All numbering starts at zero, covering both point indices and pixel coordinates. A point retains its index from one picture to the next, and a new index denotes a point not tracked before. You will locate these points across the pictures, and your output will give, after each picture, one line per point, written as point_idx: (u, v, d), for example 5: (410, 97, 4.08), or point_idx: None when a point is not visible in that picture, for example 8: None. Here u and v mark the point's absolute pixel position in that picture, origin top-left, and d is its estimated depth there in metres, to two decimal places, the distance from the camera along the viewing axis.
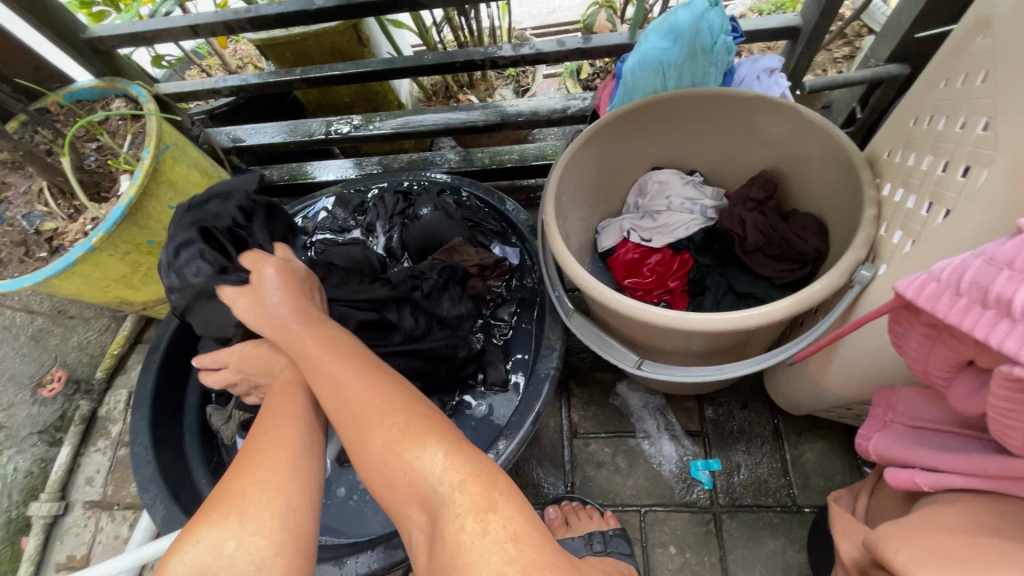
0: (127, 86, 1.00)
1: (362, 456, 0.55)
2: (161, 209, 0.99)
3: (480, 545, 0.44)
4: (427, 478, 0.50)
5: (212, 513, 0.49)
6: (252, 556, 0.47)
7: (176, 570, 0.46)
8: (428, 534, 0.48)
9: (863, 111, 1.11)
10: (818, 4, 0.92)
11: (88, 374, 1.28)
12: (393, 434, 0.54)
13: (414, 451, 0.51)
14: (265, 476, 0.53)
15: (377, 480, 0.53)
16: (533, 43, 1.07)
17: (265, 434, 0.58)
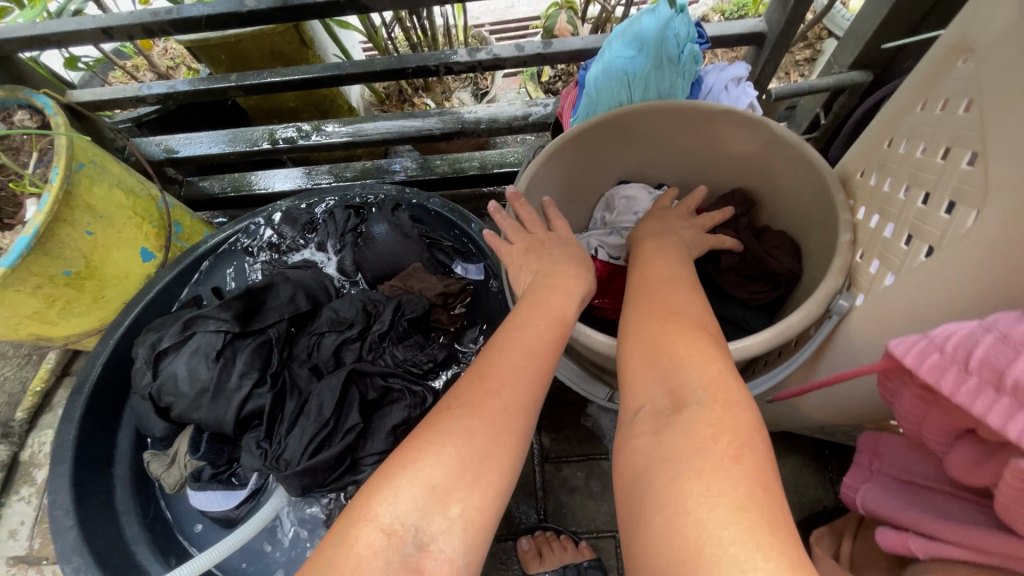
0: (31, 97, 0.88)
1: (638, 346, 0.52)
2: (78, 235, 0.88)
3: (706, 436, 0.40)
4: (705, 374, 0.45)
5: (456, 450, 0.45)
6: (464, 527, 0.43)
7: (394, 508, 0.42)
8: (654, 419, 0.44)
9: (827, 117, 1.10)
10: (782, 11, 0.89)
11: (6, 415, 1.15)
12: (670, 339, 0.50)
13: (702, 354, 0.48)
14: (483, 425, 0.48)
15: (638, 364, 0.50)
16: (490, 48, 1.01)
17: (498, 370, 0.52)
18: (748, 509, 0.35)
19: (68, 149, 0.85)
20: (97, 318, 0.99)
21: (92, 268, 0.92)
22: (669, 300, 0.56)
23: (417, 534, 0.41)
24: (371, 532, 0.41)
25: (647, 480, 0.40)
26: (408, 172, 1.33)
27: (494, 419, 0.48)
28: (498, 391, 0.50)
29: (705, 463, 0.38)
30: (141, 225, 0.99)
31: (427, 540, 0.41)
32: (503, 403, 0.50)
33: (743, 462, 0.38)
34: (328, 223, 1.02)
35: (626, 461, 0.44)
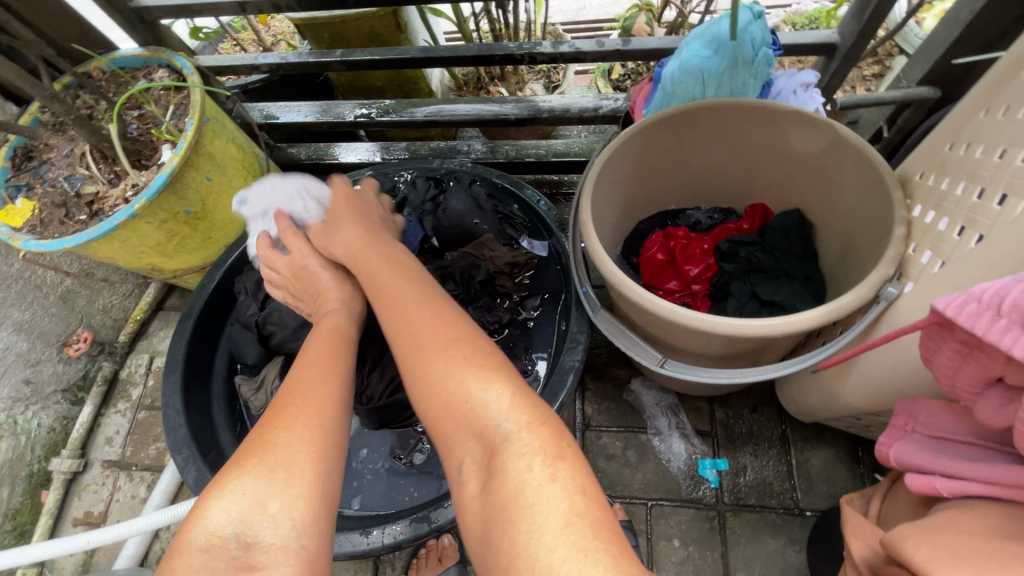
0: (172, 57, 1.02)
1: (426, 394, 0.57)
2: (200, 180, 1.01)
3: (516, 473, 0.47)
4: (483, 412, 0.52)
5: (257, 470, 0.52)
6: (292, 520, 0.50)
7: (214, 521, 0.49)
8: (478, 468, 0.51)
9: (891, 130, 1.13)
10: (858, 23, 0.93)
11: (111, 337, 1.30)
12: (449, 372, 0.56)
13: (473, 381, 0.54)
14: (299, 433, 0.56)
15: (431, 413, 0.57)
16: (572, 42, 1.08)
17: (296, 398, 0.59)
18: (564, 518, 0.43)
19: (200, 105, 0.98)
20: (201, 257, 1.12)
21: (206, 211, 1.06)
22: (408, 327, 0.63)
23: (237, 540, 0.49)
24: (189, 556, 0.48)
25: (497, 520, 0.46)
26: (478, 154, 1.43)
27: (292, 424, 0.56)
28: (294, 401, 0.59)
29: (512, 506, 0.45)
30: (246, 178, 1.12)
31: (263, 533, 0.49)
32: (301, 429, 0.56)
33: (545, 474, 0.46)
34: (409, 191, 1.12)
35: (472, 515, 0.50)
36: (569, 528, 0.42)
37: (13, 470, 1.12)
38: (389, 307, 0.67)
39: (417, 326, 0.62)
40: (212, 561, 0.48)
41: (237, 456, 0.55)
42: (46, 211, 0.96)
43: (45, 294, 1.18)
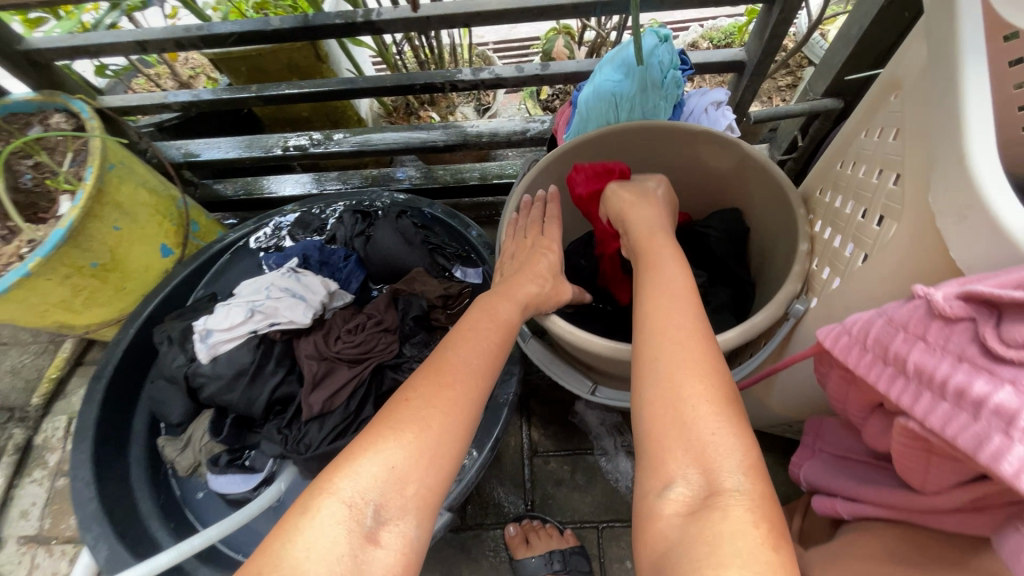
0: (69, 102, 0.97)
1: (648, 391, 0.50)
2: (106, 230, 0.95)
3: (726, 518, 0.40)
4: (730, 447, 0.44)
5: (396, 429, 0.52)
6: (413, 508, 0.48)
7: (355, 480, 0.47)
8: (690, 504, 0.42)
9: (803, 139, 1.18)
10: (759, 43, 0.97)
11: (23, 400, 1.20)
12: (690, 403, 0.47)
13: (710, 407, 0.46)
14: (443, 409, 0.54)
15: (652, 414, 0.48)
16: (493, 68, 1.09)
17: (449, 362, 0.60)
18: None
19: (101, 151, 0.93)
20: (116, 309, 1.06)
21: (117, 261, 0.99)
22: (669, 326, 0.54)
23: (376, 510, 0.47)
24: (332, 504, 0.46)
25: (673, 562, 0.39)
26: (413, 180, 1.41)
27: (447, 408, 0.54)
28: (450, 384, 0.57)
29: (720, 555, 0.37)
30: (162, 223, 1.07)
31: (385, 513, 0.47)
32: (452, 417, 0.54)
33: (760, 534, 0.38)
34: (338, 226, 1.08)
35: (653, 538, 0.42)
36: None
37: None
38: (663, 299, 0.58)
39: (674, 335, 0.52)
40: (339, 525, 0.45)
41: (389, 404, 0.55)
42: None
43: None
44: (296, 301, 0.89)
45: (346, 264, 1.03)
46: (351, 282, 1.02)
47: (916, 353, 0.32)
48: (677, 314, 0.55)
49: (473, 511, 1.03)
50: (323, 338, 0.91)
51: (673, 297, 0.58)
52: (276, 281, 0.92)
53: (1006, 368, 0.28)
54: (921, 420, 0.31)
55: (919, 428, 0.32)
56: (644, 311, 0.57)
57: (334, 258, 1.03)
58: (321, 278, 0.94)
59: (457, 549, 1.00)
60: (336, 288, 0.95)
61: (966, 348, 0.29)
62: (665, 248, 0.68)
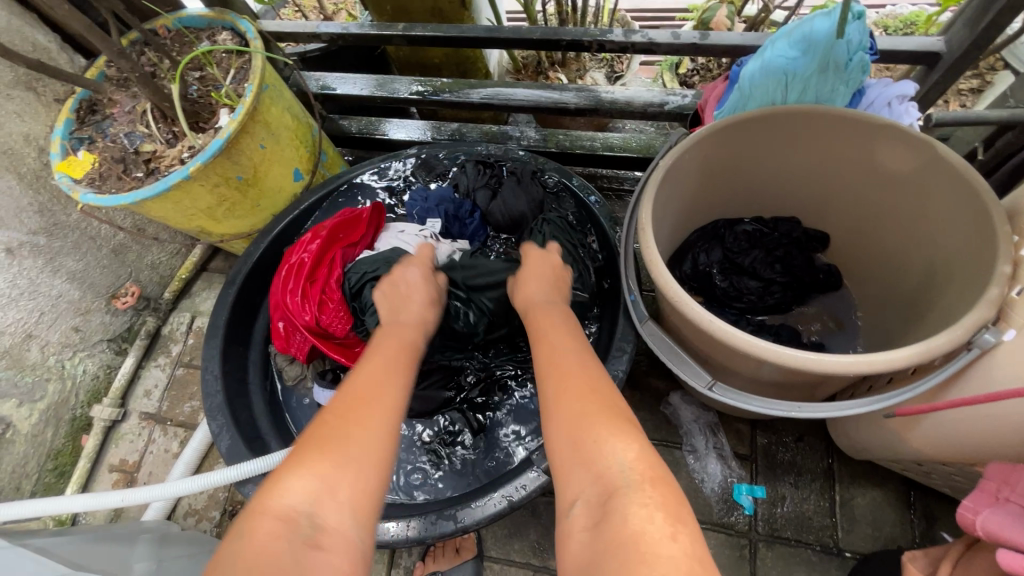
0: (236, 21, 1.01)
1: (554, 429, 0.57)
2: (254, 147, 1.01)
3: (627, 518, 0.44)
4: (615, 462, 0.49)
5: (331, 455, 0.54)
6: (353, 506, 0.51)
7: (289, 497, 0.50)
8: (592, 506, 0.48)
9: (985, 153, 1.03)
10: (970, 32, 0.85)
11: (156, 294, 1.32)
12: (585, 422, 0.55)
13: (607, 432, 0.53)
14: (376, 429, 0.58)
15: (557, 450, 0.55)
16: (646, 32, 1.02)
17: (379, 393, 0.63)
18: None
19: (261, 71, 0.97)
20: (248, 224, 1.13)
21: (257, 178, 1.05)
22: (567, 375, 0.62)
23: (308, 519, 0.49)
24: (264, 522, 0.48)
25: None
26: (530, 141, 1.38)
27: (365, 423, 0.58)
28: (366, 401, 0.61)
29: (632, 542, 0.42)
30: (299, 149, 1.12)
31: (318, 520, 0.49)
32: (369, 429, 0.57)
33: (659, 522, 0.43)
34: (460, 175, 1.08)
35: (569, 553, 0.47)
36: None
37: (59, 412, 1.16)
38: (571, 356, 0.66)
39: (582, 380, 0.61)
40: (280, 535, 0.47)
41: (302, 441, 0.56)
42: (105, 164, 0.98)
43: (99, 246, 1.18)
44: None
45: (471, 220, 1.05)
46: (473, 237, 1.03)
47: None
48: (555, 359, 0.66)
49: None
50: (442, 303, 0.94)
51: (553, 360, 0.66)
52: (408, 228, 1.03)
53: None
54: None
55: None
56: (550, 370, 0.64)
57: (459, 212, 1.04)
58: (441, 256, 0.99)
59: (527, 512, 1.01)
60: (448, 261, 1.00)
61: None
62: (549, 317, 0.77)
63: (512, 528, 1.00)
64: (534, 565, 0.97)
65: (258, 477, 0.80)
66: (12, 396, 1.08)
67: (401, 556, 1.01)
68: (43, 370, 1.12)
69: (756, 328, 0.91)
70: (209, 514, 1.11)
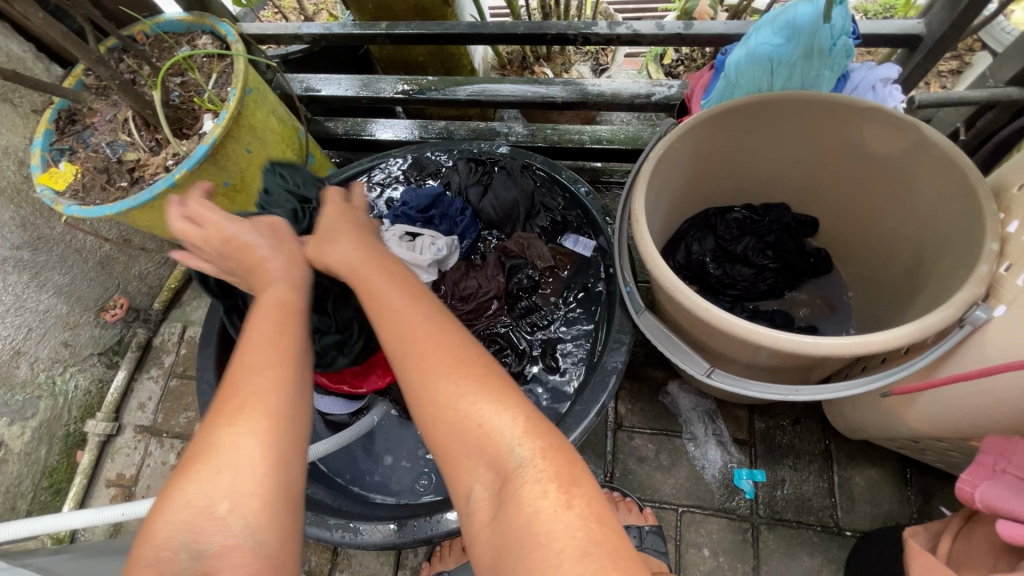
0: (216, 24, 0.99)
1: (422, 410, 0.49)
2: (240, 152, 0.99)
3: (524, 503, 0.42)
4: (501, 437, 0.45)
5: (198, 474, 0.44)
6: (249, 523, 0.43)
7: (161, 543, 0.42)
8: (487, 487, 0.45)
9: (967, 132, 1.05)
10: (949, 13, 0.86)
11: (146, 304, 1.30)
12: (459, 386, 0.48)
13: (486, 404, 0.47)
14: (250, 424, 0.47)
15: (435, 433, 0.48)
16: (630, 23, 1.03)
17: (240, 381, 0.50)
18: (582, 549, 0.39)
19: (244, 74, 0.96)
20: None
21: (245, 184, 1.04)
22: (410, 335, 0.53)
23: (190, 551, 0.42)
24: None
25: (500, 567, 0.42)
26: (518, 137, 1.37)
27: (236, 422, 0.47)
28: (234, 393, 0.49)
29: (534, 530, 0.40)
30: (285, 152, 1.10)
31: (203, 550, 0.42)
32: (241, 428, 0.47)
33: (552, 501, 0.41)
34: (451, 174, 1.08)
35: (479, 547, 0.44)
36: (588, 558, 0.38)
37: (51, 429, 1.14)
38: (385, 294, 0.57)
39: (446, 335, 0.53)
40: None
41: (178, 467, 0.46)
42: (88, 175, 0.96)
43: (85, 258, 1.16)
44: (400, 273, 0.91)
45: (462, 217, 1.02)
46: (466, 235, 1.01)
47: None
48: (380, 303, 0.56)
49: None
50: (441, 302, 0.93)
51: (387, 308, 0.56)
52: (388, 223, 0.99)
53: None
54: None
55: None
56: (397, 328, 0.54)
57: (451, 210, 1.02)
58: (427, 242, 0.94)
59: None
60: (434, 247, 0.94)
61: None
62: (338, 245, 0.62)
63: None
64: None
65: None
66: (2, 415, 1.06)
67: (407, 557, 1.01)
68: (34, 387, 1.11)
69: (751, 315, 0.92)
70: None
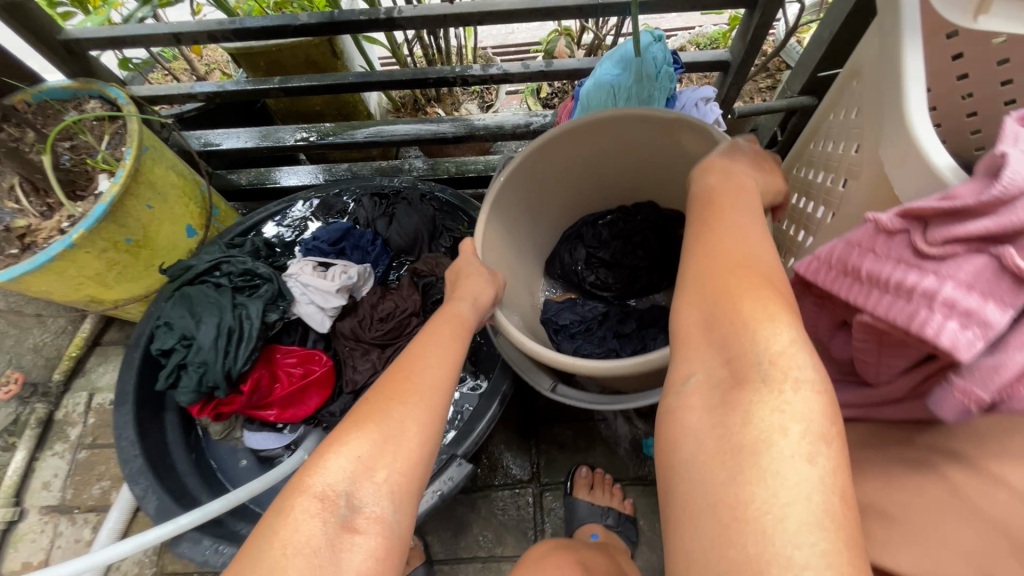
0: (104, 88, 1.03)
1: (691, 307, 0.47)
2: (140, 208, 1.02)
3: (751, 421, 0.38)
4: (766, 357, 0.40)
5: (373, 432, 0.53)
6: (390, 493, 0.51)
7: (327, 476, 0.50)
8: (711, 389, 0.42)
9: (782, 134, 1.29)
10: (743, 43, 1.09)
11: (44, 377, 1.24)
12: (737, 295, 0.44)
13: (765, 315, 0.42)
14: (415, 412, 0.56)
15: (691, 321, 0.47)
16: (500, 65, 1.18)
17: (412, 372, 0.60)
18: (814, 515, 0.33)
19: (139, 133, 1.00)
20: (143, 286, 1.11)
21: (148, 238, 1.06)
22: (738, 246, 0.49)
23: (348, 501, 0.49)
24: (305, 501, 0.48)
25: (691, 465, 0.39)
26: (419, 171, 1.48)
27: (408, 399, 0.56)
28: (409, 378, 0.59)
29: (747, 447, 0.37)
30: (188, 205, 1.13)
31: (358, 501, 0.49)
32: (411, 407, 0.56)
33: (820, 468, 0.35)
34: (357, 210, 1.15)
35: (675, 433, 0.42)
36: (818, 529, 0.33)
37: None
38: (731, 228, 0.52)
39: (753, 253, 0.48)
40: (320, 513, 0.48)
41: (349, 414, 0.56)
42: None
43: None
44: (315, 304, 0.96)
45: (373, 247, 1.09)
46: (378, 264, 1.09)
47: (868, 262, 0.41)
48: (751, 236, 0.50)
49: (482, 474, 1.10)
50: (358, 323, 0.99)
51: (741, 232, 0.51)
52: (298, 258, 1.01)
53: (931, 262, 0.37)
54: (872, 313, 0.40)
55: (871, 319, 0.41)
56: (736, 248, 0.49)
57: (362, 241, 1.09)
58: (341, 267, 0.98)
59: (468, 509, 1.07)
60: (352, 271, 0.98)
61: (902, 252, 0.39)
62: (736, 197, 0.57)
63: (457, 528, 1.06)
64: (482, 556, 1.03)
65: (194, 526, 0.80)
66: None
67: None
68: None
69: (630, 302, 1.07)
70: None
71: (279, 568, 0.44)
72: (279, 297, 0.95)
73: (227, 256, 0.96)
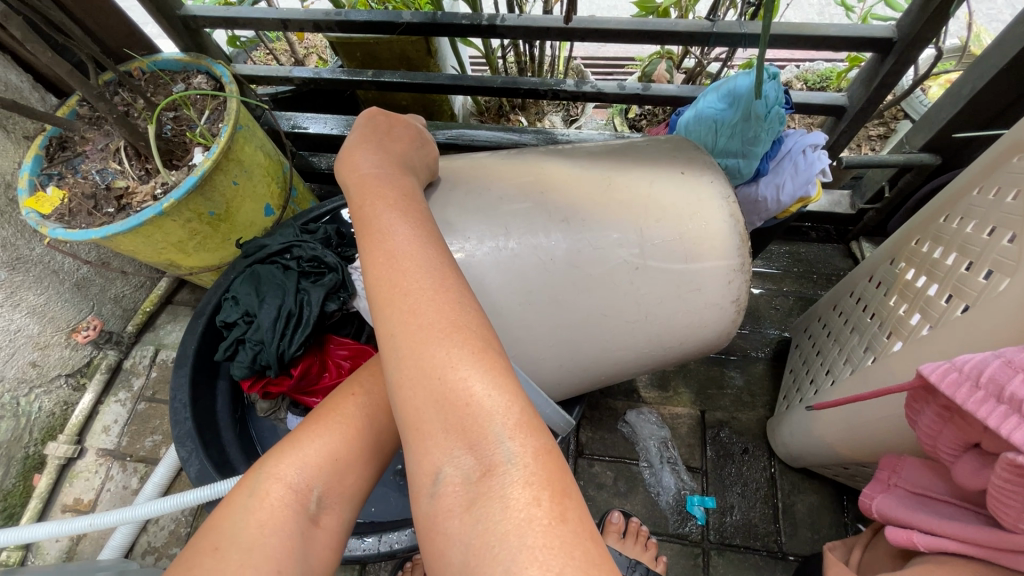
0: (211, 65, 1.06)
1: (404, 385, 0.41)
2: (226, 183, 1.05)
3: (505, 505, 0.34)
4: (491, 415, 0.38)
5: (340, 433, 0.53)
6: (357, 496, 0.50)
7: (293, 475, 0.48)
8: (464, 483, 0.36)
9: (891, 190, 1.16)
10: (865, 90, 0.99)
11: (119, 327, 1.31)
12: (433, 368, 0.40)
13: (480, 380, 0.39)
14: (361, 414, 0.55)
15: (411, 400, 0.40)
16: (595, 82, 1.13)
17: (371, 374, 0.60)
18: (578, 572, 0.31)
19: (236, 113, 1.03)
20: (219, 257, 1.15)
21: (229, 213, 1.09)
22: (424, 302, 0.43)
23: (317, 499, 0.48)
24: (277, 489, 0.46)
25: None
26: None
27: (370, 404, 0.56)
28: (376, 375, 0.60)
29: (504, 535, 0.33)
30: (270, 184, 1.16)
31: (326, 500, 0.48)
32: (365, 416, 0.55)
33: (544, 513, 0.34)
34: None
35: (440, 557, 0.35)
36: None
37: (10, 451, 1.14)
38: (383, 256, 0.47)
39: (429, 308, 0.43)
40: (287, 513, 0.45)
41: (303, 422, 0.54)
42: (75, 201, 0.99)
43: (61, 279, 1.16)
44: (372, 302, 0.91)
45: None
46: None
47: None
48: (410, 269, 0.46)
49: None
50: None
51: (396, 256, 0.47)
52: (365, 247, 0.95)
53: None
54: None
55: None
56: (405, 296, 0.44)
57: None
58: None
59: None
60: None
61: None
62: (389, 225, 0.50)
63: None
64: None
65: None
66: None
67: None
68: None
69: None
70: (169, 551, 1.09)
71: (255, 545, 0.43)
72: (339, 289, 0.92)
73: (299, 240, 0.97)
